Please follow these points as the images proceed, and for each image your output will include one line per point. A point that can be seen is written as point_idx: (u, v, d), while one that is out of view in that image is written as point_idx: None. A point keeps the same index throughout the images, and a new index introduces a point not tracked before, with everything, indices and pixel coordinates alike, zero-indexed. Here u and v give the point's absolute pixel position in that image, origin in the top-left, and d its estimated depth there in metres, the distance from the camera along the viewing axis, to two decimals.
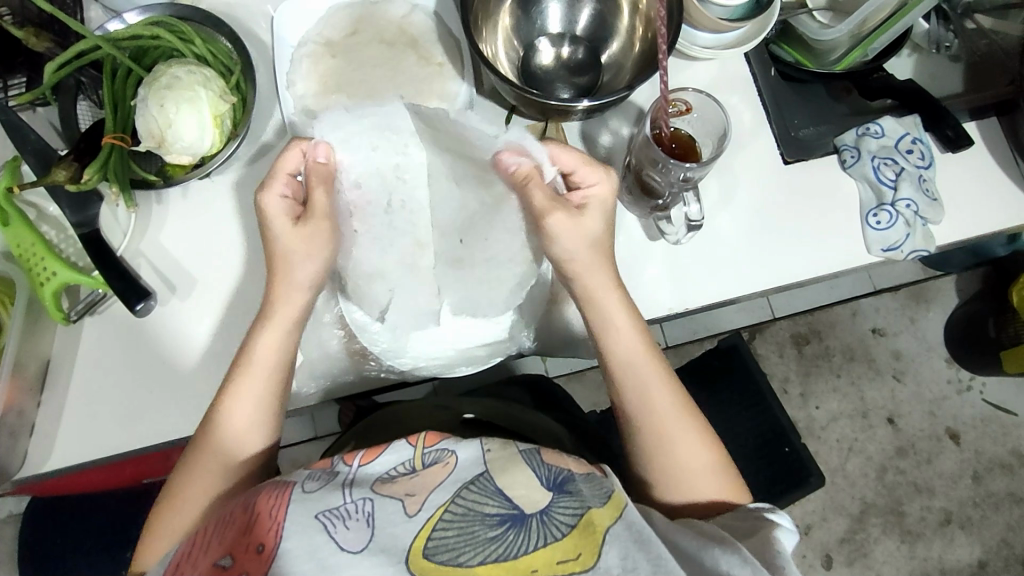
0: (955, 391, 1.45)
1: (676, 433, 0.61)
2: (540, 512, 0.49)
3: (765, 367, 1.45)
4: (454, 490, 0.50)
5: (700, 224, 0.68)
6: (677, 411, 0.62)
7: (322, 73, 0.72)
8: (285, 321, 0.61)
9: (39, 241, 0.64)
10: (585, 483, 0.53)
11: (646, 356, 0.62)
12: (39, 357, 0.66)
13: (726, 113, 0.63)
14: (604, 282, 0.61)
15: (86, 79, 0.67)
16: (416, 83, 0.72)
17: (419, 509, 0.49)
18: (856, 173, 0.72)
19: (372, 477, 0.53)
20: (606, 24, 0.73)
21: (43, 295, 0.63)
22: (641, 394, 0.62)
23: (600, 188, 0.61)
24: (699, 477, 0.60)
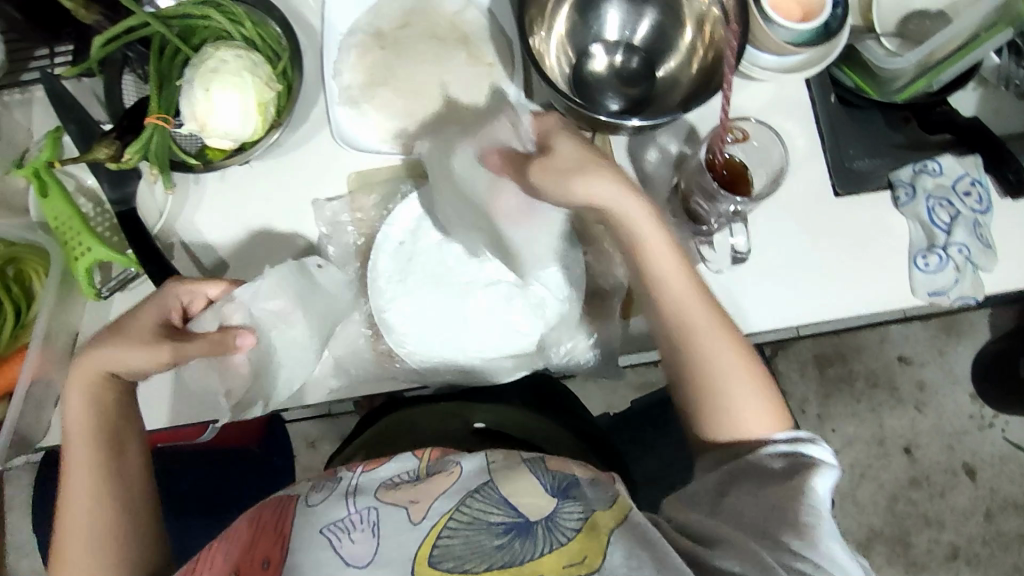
0: (977, 426, 1.42)
1: (695, 351, 0.58)
2: (546, 519, 0.49)
3: (785, 385, 1.43)
4: (459, 499, 0.51)
5: (744, 257, 0.67)
6: (733, 347, 0.57)
7: (372, 65, 0.70)
8: (77, 389, 0.56)
9: (76, 215, 0.63)
10: (590, 488, 0.53)
11: (681, 275, 0.58)
12: (67, 329, 0.66)
13: (785, 144, 0.61)
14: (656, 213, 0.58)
15: (133, 54, 0.65)
16: (466, 83, 0.70)
17: (423, 516, 0.50)
18: (908, 212, 0.70)
19: (374, 484, 0.54)
20: (665, 36, 0.70)
21: (76, 269, 0.63)
22: (677, 305, 0.58)
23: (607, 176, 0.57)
24: (745, 396, 0.57)
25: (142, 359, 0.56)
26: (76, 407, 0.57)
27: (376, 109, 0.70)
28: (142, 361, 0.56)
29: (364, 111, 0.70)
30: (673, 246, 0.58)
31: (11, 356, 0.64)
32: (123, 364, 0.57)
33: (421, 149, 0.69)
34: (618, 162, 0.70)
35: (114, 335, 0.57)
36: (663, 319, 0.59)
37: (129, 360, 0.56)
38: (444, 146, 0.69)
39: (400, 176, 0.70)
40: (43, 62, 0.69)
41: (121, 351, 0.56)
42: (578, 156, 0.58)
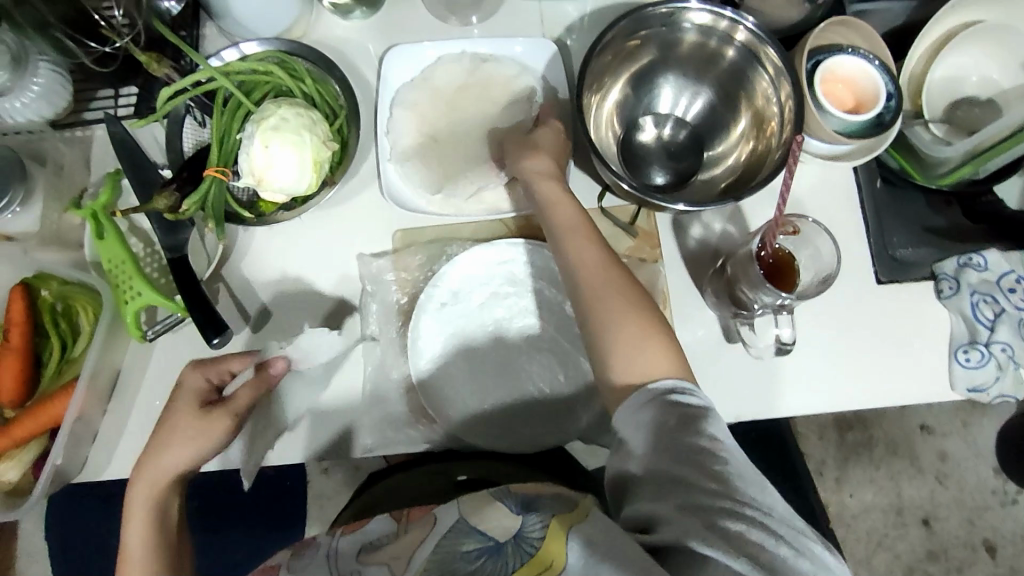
0: (999, 502, 1.39)
1: (609, 317, 0.55)
2: (514, 536, 0.49)
3: (804, 446, 1.41)
4: (435, 541, 0.51)
5: (789, 348, 0.66)
6: (610, 269, 0.58)
7: (425, 126, 0.72)
8: (143, 513, 0.59)
9: (129, 259, 0.64)
10: (549, 500, 0.53)
11: (583, 225, 0.61)
12: (110, 367, 0.67)
13: (840, 249, 0.60)
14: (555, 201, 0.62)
15: (196, 105, 0.67)
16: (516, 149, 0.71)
17: (407, 567, 0.49)
18: (951, 305, 0.69)
19: (356, 546, 0.54)
20: (715, 115, 0.71)
21: (125, 312, 0.64)
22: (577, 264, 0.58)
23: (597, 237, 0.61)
24: (632, 348, 0.54)
25: (192, 453, 0.60)
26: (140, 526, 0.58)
27: (426, 170, 0.71)
28: (199, 450, 0.60)
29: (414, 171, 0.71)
30: (612, 262, 0.58)
31: (57, 393, 0.65)
32: (172, 466, 0.60)
33: (467, 210, 0.70)
34: (661, 237, 0.71)
35: (161, 451, 0.60)
36: (570, 272, 0.59)
37: (178, 455, 0.59)
38: (492, 212, 0.70)
39: (445, 236, 0.71)
40: (106, 104, 0.71)
41: (172, 461, 0.59)
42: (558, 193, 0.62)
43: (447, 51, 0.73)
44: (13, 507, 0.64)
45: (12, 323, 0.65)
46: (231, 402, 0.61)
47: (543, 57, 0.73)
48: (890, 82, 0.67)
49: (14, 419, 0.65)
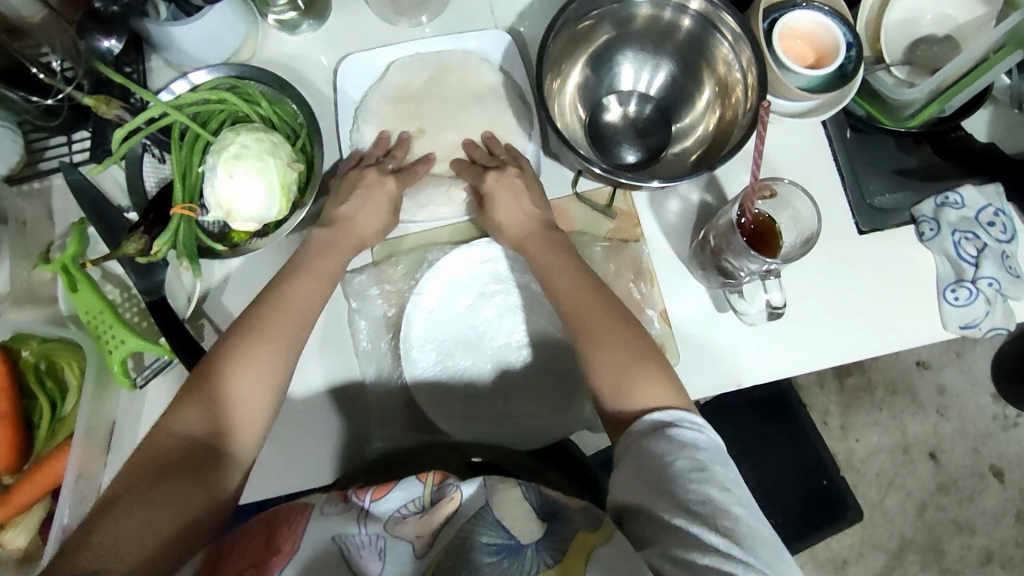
0: (1000, 427, 1.42)
1: (592, 345, 0.56)
2: (536, 544, 0.49)
3: (806, 398, 1.42)
4: (460, 527, 0.51)
5: (780, 312, 0.66)
6: (591, 281, 0.60)
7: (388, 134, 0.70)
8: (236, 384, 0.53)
9: (106, 307, 0.63)
10: (578, 512, 0.51)
11: (565, 256, 0.62)
12: (105, 420, 0.66)
13: (819, 209, 0.60)
14: (529, 224, 0.65)
15: (151, 143, 0.65)
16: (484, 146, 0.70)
17: (427, 550, 0.50)
18: (934, 247, 0.70)
19: (384, 515, 0.52)
20: (678, 86, 0.70)
21: (111, 361, 0.63)
22: (551, 277, 0.61)
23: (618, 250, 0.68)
24: (624, 381, 0.54)
25: (315, 295, 0.59)
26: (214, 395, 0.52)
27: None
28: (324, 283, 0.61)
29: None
30: (603, 282, 0.61)
31: (51, 454, 0.63)
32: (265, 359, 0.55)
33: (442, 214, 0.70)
34: (641, 214, 0.70)
35: (284, 313, 0.57)
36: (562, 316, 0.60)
37: (311, 291, 0.60)
38: (467, 211, 0.70)
39: (424, 242, 0.70)
40: (60, 151, 0.69)
41: (304, 300, 0.59)
42: (523, 217, 0.65)
43: (400, 57, 0.72)
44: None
45: None
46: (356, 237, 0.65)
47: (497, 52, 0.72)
48: (848, 32, 0.66)
49: (12, 486, 0.64)
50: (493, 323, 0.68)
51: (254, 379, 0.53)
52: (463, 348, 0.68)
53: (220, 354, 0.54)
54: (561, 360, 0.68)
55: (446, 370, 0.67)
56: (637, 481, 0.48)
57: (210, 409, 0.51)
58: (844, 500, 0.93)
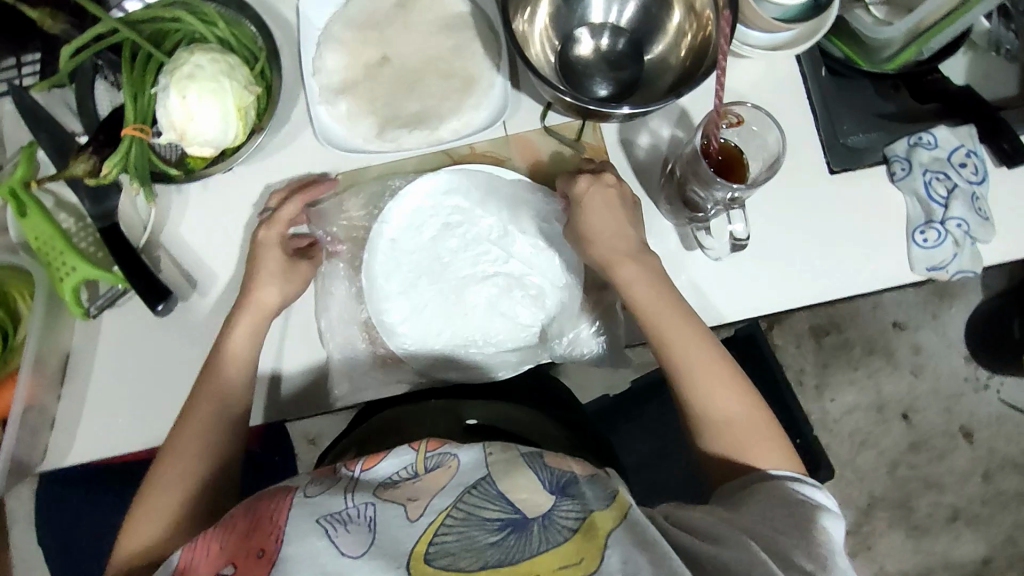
0: (973, 388, 1.43)
1: (690, 385, 0.61)
2: (542, 516, 0.49)
3: (782, 357, 1.44)
4: (456, 496, 0.50)
5: (743, 244, 0.65)
6: (707, 348, 0.61)
7: (353, 61, 0.68)
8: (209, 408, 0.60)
9: (58, 234, 0.61)
10: (588, 486, 0.52)
11: (678, 325, 0.62)
12: (58, 351, 0.64)
13: (784, 137, 0.60)
14: (648, 295, 0.62)
15: (104, 62, 0.63)
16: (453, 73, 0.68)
17: (420, 514, 0.49)
18: (905, 187, 0.69)
19: (376, 481, 0.53)
20: (651, 16, 0.68)
21: (62, 290, 0.61)
22: (672, 343, 0.61)
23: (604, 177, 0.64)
24: (765, 451, 0.59)
25: (243, 369, 0.62)
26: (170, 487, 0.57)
27: (359, 109, 0.68)
28: (288, 290, 0.63)
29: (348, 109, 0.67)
30: (695, 336, 0.61)
31: (3, 383, 0.63)
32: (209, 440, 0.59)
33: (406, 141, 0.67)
34: (610, 149, 0.69)
35: (230, 365, 0.61)
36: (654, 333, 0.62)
37: (280, 290, 0.63)
38: (432, 143, 0.67)
39: (387, 173, 0.68)
40: (9, 74, 0.66)
41: (233, 379, 0.61)
42: (634, 276, 0.62)
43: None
44: None
45: None
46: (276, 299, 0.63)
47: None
48: None
49: None
50: (458, 258, 0.68)
51: (197, 465, 0.59)
52: (426, 282, 0.67)
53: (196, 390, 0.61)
54: (528, 291, 0.68)
55: (423, 316, 0.67)
56: (774, 510, 0.53)
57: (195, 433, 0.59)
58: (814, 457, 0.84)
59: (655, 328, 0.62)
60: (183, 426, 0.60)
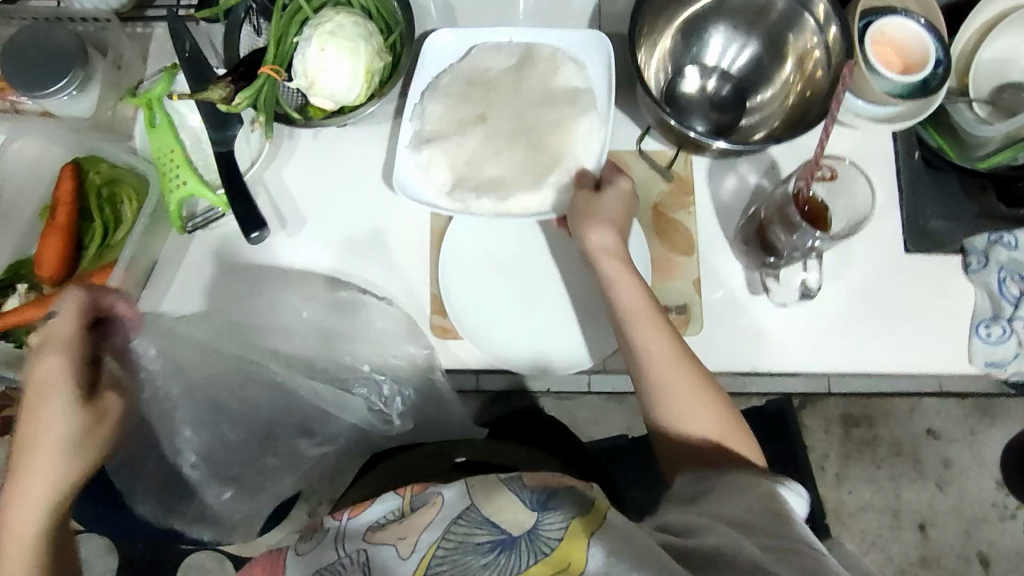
0: (998, 516, 1.38)
1: (654, 381, 0.59)
2: (528, 532, 0.51)
3: (808, 439, 1.41)
4: (444, 528, 0.53)
5: (813, 294, 0.68)
6: (665, 335, 0.60)
7: (459, 120, 0.68)
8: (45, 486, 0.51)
9: (177, 149, 0.66)
10: (567, 496, 0.53)
11: (676, 369, 0.59)
12: (149, 256, 0.69)
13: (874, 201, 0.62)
14: (645, 313, 0.61)
15: (256, 8, 0.69)
16: (548, 131, 0.67)
17: (411, 552, 0.52)
18: (978, 280, 0.70)
19: (361, 529, 0.56)
20: (761, 68, 0.71)
21: (169, 201, 0.66)
22: (641, 346, 0.60)
23: (620, 181, 0.65)
24: (684, 448, 0.58)
25: (64, 461, 0.52)
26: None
27: (460, 132, 0.68)
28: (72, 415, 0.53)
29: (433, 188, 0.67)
30: (679, 355, 0.60)
31: (96, 273, 0.66)
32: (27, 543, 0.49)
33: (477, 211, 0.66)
34: (696, 184, 0.72)
35: (38, 453, 0.52)
36: (619, 314, 0.62)
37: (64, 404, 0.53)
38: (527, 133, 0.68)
39: None
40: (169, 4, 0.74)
41: (37, 475, 0.51)
42: (642, 301, 0.62)
43: (485, 40, 0.70)
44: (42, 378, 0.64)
45: (59, 200, 0.66)
46: (105, 408, 0.56)
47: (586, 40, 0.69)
48: (941, 48, 0.67)
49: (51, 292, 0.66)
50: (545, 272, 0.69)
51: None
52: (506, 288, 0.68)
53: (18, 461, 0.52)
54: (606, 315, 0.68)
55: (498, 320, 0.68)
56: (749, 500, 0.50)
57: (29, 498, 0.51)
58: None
59: (633, 307, 0.61)
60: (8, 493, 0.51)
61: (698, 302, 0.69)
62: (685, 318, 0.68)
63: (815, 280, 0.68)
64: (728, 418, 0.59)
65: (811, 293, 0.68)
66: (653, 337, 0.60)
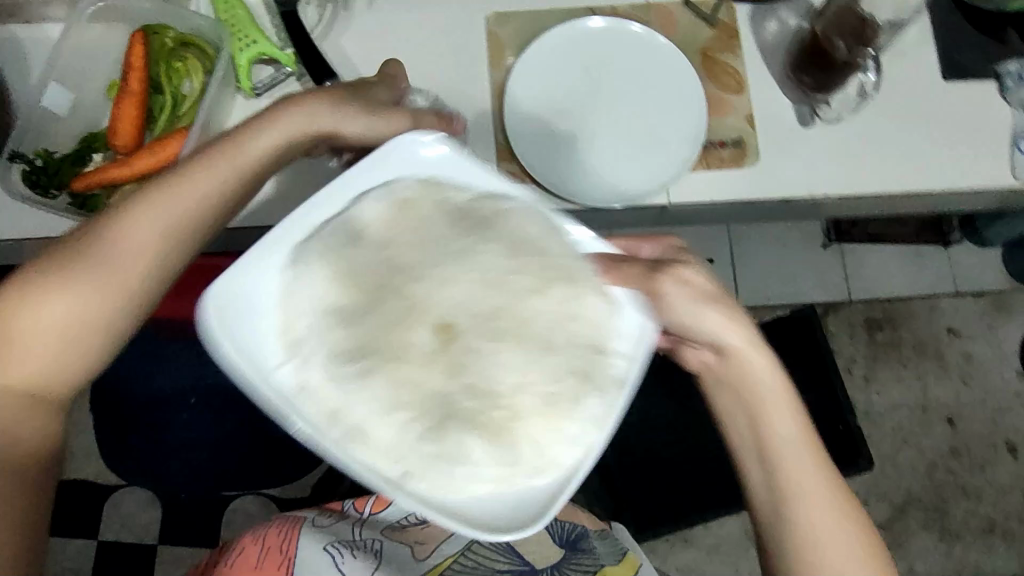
0: (1021, 403, 1.42)
1: (790, 492, 0.51)
2: (551, 567, 0.69)
3: (834, 344, 1.44)
4: (463, 546, 0.69)
5: (870, 96, 0.73)
6: (807, 439, 0.52)
7: (385, 344, 0.42)
8: (127, 234, 0.48)
9: (244, 12, 0.68)
10: (597, 541, 0.74)
11: (812, 461, 0.51)
12: (218, 124, 0.70)
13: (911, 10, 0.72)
14: (771, 447, 0.52)
15: None
16: (590, 362, 0.43)
17: (426, 555, 0.68)
18: (1014, 99, 0.73)
19: (382, 523, 0.71)
20: None
21: (240, 62, 0.68)
22: (789, 478, 0.51)
23: (734, 334, 0.52)
24: (844, 561, 0.50)
25: (148, 258, 0.48)
26: (147, 229, 0.48)
27: (391, 403, 0.41)
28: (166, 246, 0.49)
29: (328, 358, 0.43)
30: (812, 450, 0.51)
31: (170, 136, 0.67)
32: (156, 252, 0.48)
33: (517, 487, 0.42)
34: (741, 29, 0.74)
35: (119, 242, 0.48)
36: (736, 442, 0.54)
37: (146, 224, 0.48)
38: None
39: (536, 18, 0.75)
40: None
41: (260, 152, 0.52)
42: (795, 432, 0.52)
43: (419, 157, 0.47)
44: None
45: (131, 67, 0.67)
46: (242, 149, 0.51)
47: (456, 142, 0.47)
48: None
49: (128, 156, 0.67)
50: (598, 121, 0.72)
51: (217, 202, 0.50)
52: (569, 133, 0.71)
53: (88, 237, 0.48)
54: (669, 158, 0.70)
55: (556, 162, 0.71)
56: None
57: (108, 243, 0.47)
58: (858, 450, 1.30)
59: (742, 340, 0.52)
60: (70, 263, 0.47)
61: (753, 135, 0.72)
62: (742, 151, 0.72)
63: (874, 82, 0.73)
64: (865, 551, 0.50)
65: (868, 93, 0.73)
66: (760, 360, 0.53)
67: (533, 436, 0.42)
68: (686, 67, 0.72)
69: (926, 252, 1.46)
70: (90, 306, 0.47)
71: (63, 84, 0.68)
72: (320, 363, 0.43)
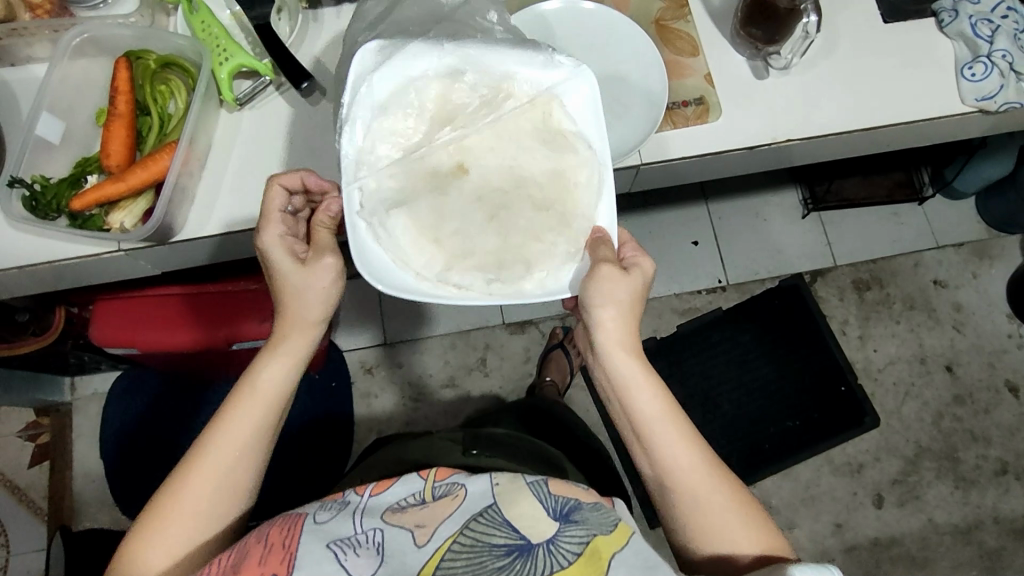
0: (1016, 344, 1.42)
1: (670, 462, 0.57)
2: (546, 542, 0.49)
3: (825, 309, 1.42)
4: (463, 522, 0.50)
5: (810, 37, 0.74)
6: (679, 418, 0.59)
7: (430, 172, 0.58)
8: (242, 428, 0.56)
9: (221, 29, 0.71)
10: (591, 512, 0.53)
11: (683, 435, 0.58)
12: (206, 138, 0.73)
13: None
14: (661, 421, 0.58)
15: None
16: (526, 249, 0.58)
17: (427, 540, 0.49)
18: (952, 31, 0.77)
19: (382, 507, 0.54)
20: None
21: (220, 75, 0.71)
22: (663, 451, 0.57)
23: (644, 261, 0.61)
24: (724, 524, 0.56)
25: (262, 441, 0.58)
26: (167, 545, 0.53)
27: (422, 240, 0.57)
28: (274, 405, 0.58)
29: (380, 188, 0.57)
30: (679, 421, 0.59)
31: (159, 151, 0.70)
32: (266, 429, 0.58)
33: (449, 296, 0.57)
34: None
35: (237, 435, 0.56)
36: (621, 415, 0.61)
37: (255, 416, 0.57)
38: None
39: None
40: None
41: (279, 379, 0.59)
42: (656, 406, 0.59)
43: (528, 74, 0.61)
44: (125, 248, 0.70)
45: (117, 91, 0.71)
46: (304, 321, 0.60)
47: (583, 74, 0.60)
48: None
49: (123, 173, 0.70)
50: None
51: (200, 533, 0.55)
52: None
53: (205, 445, 0.56)
54: (637, 122, 0.74)
55: None
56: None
57: (229, 439, 0.56)
58: (864, 409, 1.35)
59: (610, 341, 0.60)
60: (194, 477, 0.55)
61: (713, 93, 0.76)
62: (705, 107, 0.75)
63: (817, 23, 0.73)
64: (748, 522, 0.56)
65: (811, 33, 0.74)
66: (618, 364, 0.60)
67: (483, 267, 0.57)
68: (641, 39, 0.76)
69: (903, 210, 1.47)
70: (221, 499, 0.55)
71: (53, 114, 0.72)
72: (424, 136, 0.59)
